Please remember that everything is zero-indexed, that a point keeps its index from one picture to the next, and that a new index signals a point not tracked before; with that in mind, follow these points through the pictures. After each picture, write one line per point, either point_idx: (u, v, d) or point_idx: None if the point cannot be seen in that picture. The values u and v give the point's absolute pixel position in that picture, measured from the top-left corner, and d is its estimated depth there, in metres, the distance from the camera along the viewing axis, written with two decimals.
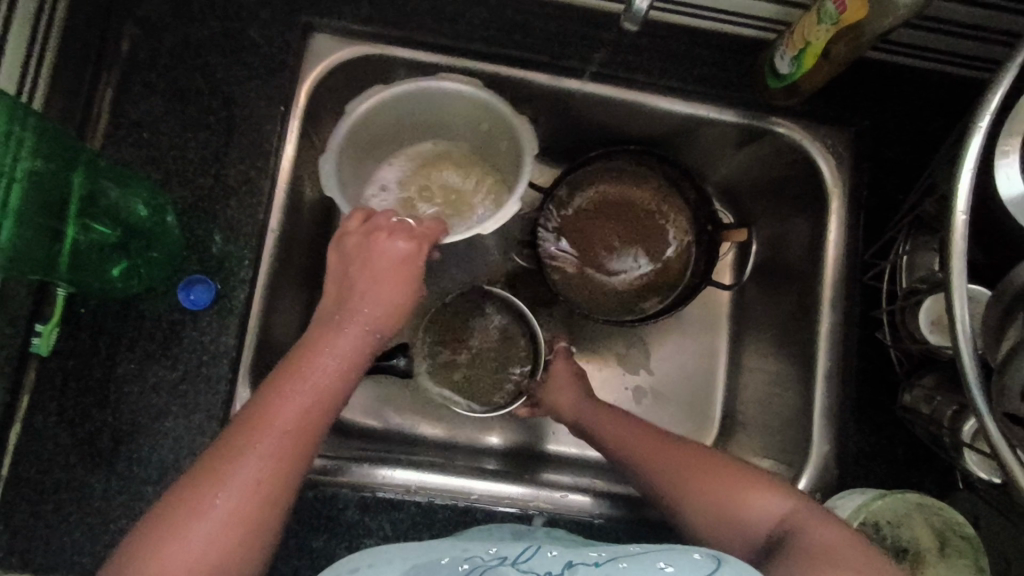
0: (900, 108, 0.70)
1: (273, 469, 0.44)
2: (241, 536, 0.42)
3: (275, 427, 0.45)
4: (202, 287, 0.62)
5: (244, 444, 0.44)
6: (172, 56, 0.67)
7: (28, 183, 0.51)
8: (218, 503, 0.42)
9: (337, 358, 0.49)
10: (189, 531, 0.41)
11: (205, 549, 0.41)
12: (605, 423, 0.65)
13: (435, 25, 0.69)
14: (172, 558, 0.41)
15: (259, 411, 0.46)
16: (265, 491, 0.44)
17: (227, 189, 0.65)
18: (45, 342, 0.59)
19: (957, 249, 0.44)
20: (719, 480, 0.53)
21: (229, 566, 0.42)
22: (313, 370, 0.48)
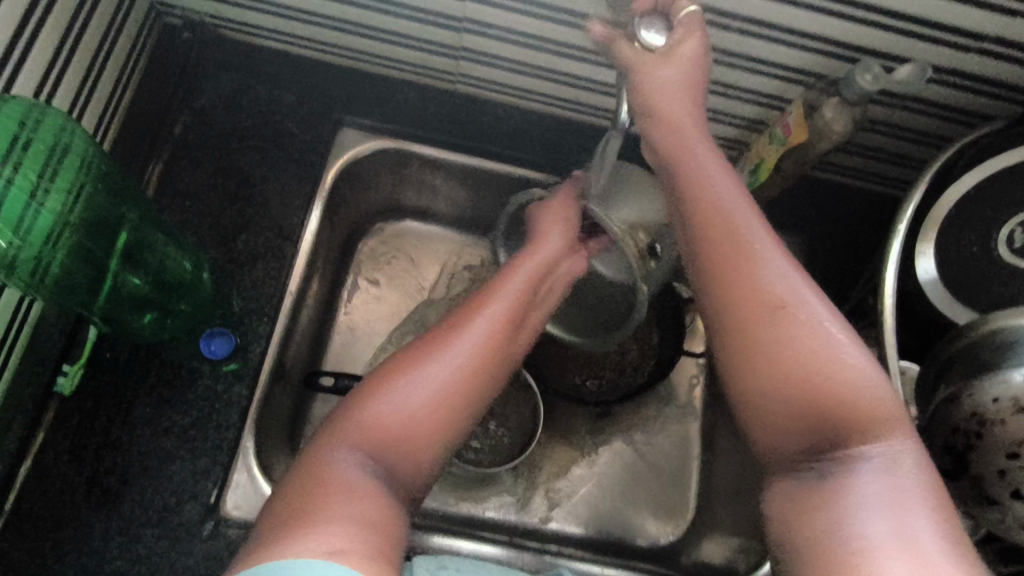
0: (839, 219, 0.82)
1: (473, 365, 0.47)
2: (439, 419, 0.45)
3: (476, 331, 0.49)
4: (222, 338, 0.68)
5: (462, 329, 0.49)
6: (219, 139, 0.77)
7: (83, 221, 0.56)
8: (453, 342, 0.48)
9: (523, 288, 0.54)
10: (433, 362, 0.46)
11: (444, 380, 0.46)
12: (691, 171, 0.48)
13: (448, 129, 0.81)
14: (384, 418, 0.44)
15: (467, 313, 0.50)
16: (465, 381, 0.47)
17: (255, 256, 0.73)
18: (69, 383, 0.64)
19: (886, 322, 0.54)
20: (765, 288, 0.42)
21: (425, 443, 0.45)
22: (506, 294, 0.53)
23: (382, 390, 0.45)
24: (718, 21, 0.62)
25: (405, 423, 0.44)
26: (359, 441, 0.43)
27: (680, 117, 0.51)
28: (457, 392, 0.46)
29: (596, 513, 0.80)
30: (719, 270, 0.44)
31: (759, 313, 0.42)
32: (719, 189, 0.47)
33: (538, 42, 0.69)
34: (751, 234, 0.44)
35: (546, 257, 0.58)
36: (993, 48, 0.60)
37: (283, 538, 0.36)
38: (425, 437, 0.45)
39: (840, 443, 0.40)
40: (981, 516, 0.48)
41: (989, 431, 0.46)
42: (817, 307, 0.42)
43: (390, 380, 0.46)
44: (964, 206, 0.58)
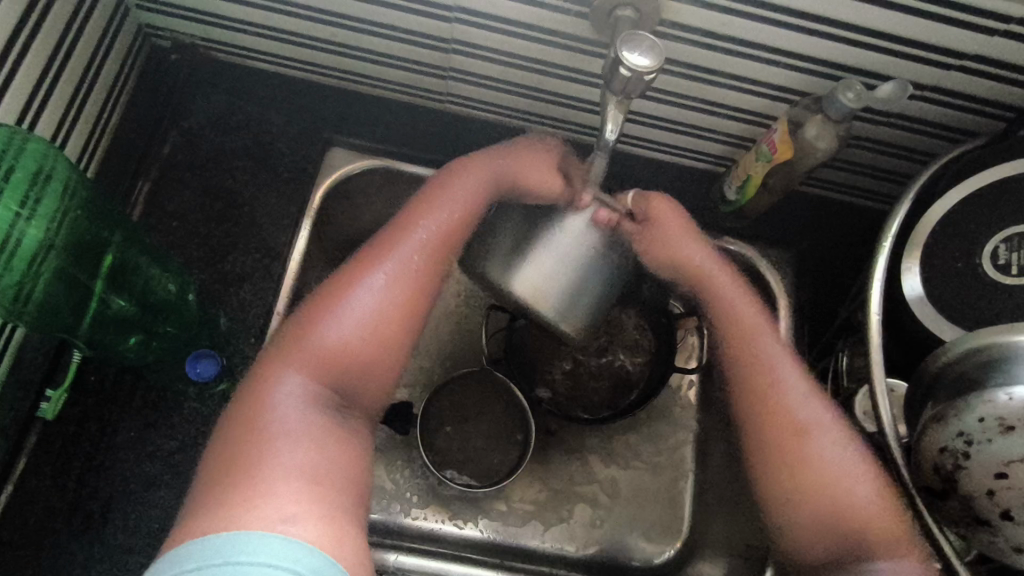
0: (826, 234, 0.83)
1: (410, 284, 0.54)
2: (385, 341, 0.52)
3: (411, 238, 0.54)
4: (207, 359, 0.66)
5: (383, 258, 0.54)
6: (206, 159, 0.77)
7: (66, 245, 0.55)
8: (380, 253, 0.54)
9: (458, 210, 0.55)
10: (362, 288, 0.53)
11: (379, 296, 0.53)
12: (727, 313, 0.59)
13: (436, 147, 0.82)
14: (327, 334, 0.51)
15: (393, 239, 0.54)
16: (397, 303, 0.53)
17: (243, 278, 0.73)
18: (52, 408, 0.63)
19: (872, 341, 0.54)
20: (798, 422, 0.56)
21: (377, 355, 0.52)
22: (447, 203, 0.55)
23: (313, 320, 0.52)
24: (702, 41, 0.63)
25: (345, 348, 0.52)
26: (302, 374, 0.50)
27: (711, 276, 0.60)
28: (389, 307, 0.53)
29: (588, 533, 0.80)
30: (765, 410, 0.56)
31: (791, 445, 0.55)
32: (747, 316, 0.59)
33: (525, 62, 0.70)
34: (782, 375, 0.57)
35: (468, 198, 0.55)
36: (975, 65, 0.60)
37: (242, 487, 0.42)
38: (365, 363, 0.52)
39: (857, 553, 0.53)
40: (972, 536, 0.47)
41: (976, 452, 0.45)
42: (836, 435, 0.56)
43: (310, 325, 0.52)
44: (949, 223, 0.58)
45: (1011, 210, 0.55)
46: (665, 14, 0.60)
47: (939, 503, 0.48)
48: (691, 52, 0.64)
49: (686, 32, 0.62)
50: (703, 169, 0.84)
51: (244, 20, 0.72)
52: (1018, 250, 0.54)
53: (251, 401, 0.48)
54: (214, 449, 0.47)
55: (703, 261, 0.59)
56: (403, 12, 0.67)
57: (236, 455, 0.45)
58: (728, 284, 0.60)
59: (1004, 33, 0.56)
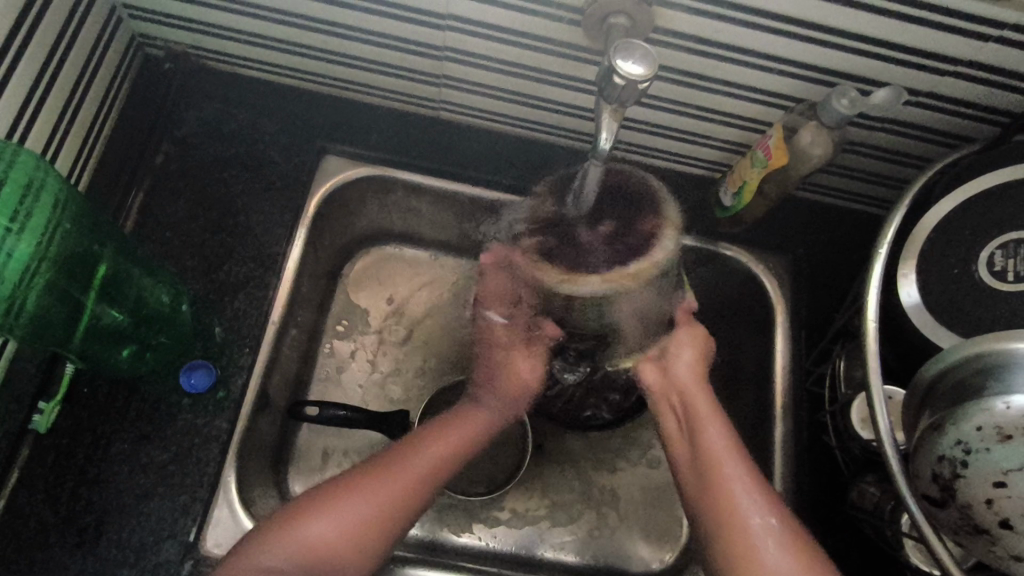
0: (825, 238, 0.82)
1: (415, 477, 0.62)
2: (351, 543, 0.58)
3: (410, 472, 0.62)
4: (202, 370, 0.67)
5: (399, 459, 0.63)
6: (200, 168, 0.76)
7: (59, 260, 0.56)
8: (409, 446, 0.64)
9: (495, 378, 0.75)
10: (395, 465, 0.62)
11: (371, 502, 0.59)
12: (694, 413, 0.66)
13: (429, 153, 0.80)
14: (312, 531, 0.58)
15: (415, 441, 0.65)
16: (388, 509, 0.60)
17: (236, 287, 0.72)
18: (44, 421, 0.63)
19: (869, 348, 0.53)
20: (737, 515, 0.58)
21: (346, 552, 0.58)
22: (449, 445, 0.66)
23: (303, 510, 0.59)
24: (696, 47, 0.63)
25: (309, 549, 0.57)
26: (279, 552, 0.57)
27: (691, 394, 0.67)
28: (367, 512, 0.59)
29: (586, 541, 0.79)
30: (709, 466, 0.61)
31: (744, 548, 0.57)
32: (704, 420, 0.65)
33: (518, 69, 0.70)
34: (723, 452, 0.62)
35: (524, 365, 0.74)
36: (968, 71, 0.61)
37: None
38: (342, 546, 0.58)
39: None
40: (971, 544, 0.47)
41: (974, 460, 0.45)
42: (777, 534, 0.57)
43: (311, 506, 0.59)
44: (945, 229, 0.58)
45: (1006, 217, 0.56)
46: (659, 22, 0.60)
47: (937, 511, 0.48)
48: (685, 59, 0.64)
49: (680, 39, 0.62)
50: (698, 175, 0.84)
51: (238, 28, 0.72)
52: (1014, 257, 0.54)
53: (245, 554, 0.56)
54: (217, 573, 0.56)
55: (682, 378, 0.68)
56: (396, 21, 0.66)
57: (230, 575, 0.56)
58: (672, 381, 0.69)
59: (997, 39, 0.57)
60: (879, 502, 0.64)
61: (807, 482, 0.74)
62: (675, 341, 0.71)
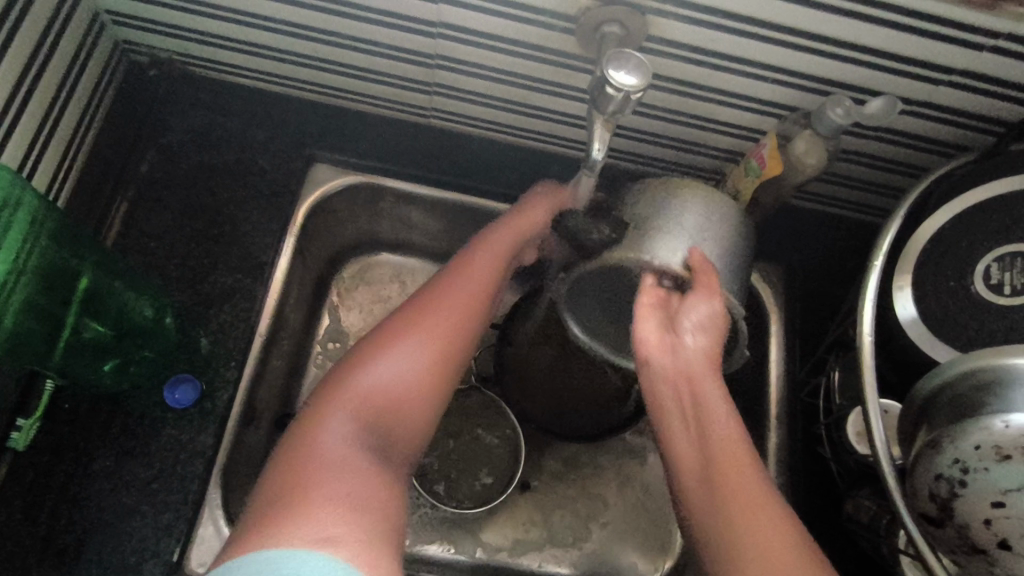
0: (817, 247, 0.82)
1: (445, 347, 0.52)
2: (420, 385, 0.51)
3: (453, 293, 0.55)
4: (187, 386, 0.65)
5: (417, 334, 0.52)
6: (186, 178, 0.75)
7: (36, 275, 0.53)
8: (415, 327, 0.52)
9: (489, 262, 0.57)
10: (391, 360, 0.51)
11: (414, 364, 0.51)
12: (704, 410, 0.50)
13: (420, 161, 0.80)
14: (375, 377, 0.50)
15: (420, 320, 0.53)
16: (435, 370, 0.51)
17: (223, 299, 0.71)
18: (24, 438, 0.61)
19: (866, 363, 0.52)
20: (758, 524, 0.45)
21: (414, 399, 0.51)
22: (486, 267, 0.57)
23: (343, 386, 0.50)
24: (688, 56, 0.62)
25: (342, 449, 0.46)
26: (294, 464, 0.45)
27: (702, 385, 0.50)
28: (419, 361, 0.51)
29: (579, 553, 0.78)
30: (717, 477, 0.48)
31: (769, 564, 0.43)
32: (716, 414, 0.50)
33: (509, 77, 0.69)
34: (739, 448, 0.49)
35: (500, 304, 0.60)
36: (963, 80, 0.60)
37: (284, 505, 0.41)
38: (406, 398, 0.50)
39: None
40: (969, 564, 0.46)
41: (973, 480, 0.44)
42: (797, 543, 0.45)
43: (342, 388, 0.49)
44: (940, 241, 0.57)
45: (1002, 230, 0.55)
46: (652, 31, 0.59)
47: (934, 531, 0.47)
48: (679, 68, 0.63)
49: (673, 48, 0.61)
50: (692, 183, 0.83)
51: (223, 35, 0.71)
52: (1010, 270, 0.53)
53: (293, 452, 0.45)
54: (239, 520, 0.42)
55: (694, 362, 0.51)
56: (384, 27, 0.65)
57: (273, 493, 0.43)
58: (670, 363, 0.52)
59: (992, 48, 0.56)
60: (874, 515, 0.64)
61: (802, 493, 0.73)
62: (683, 304, 0.51)
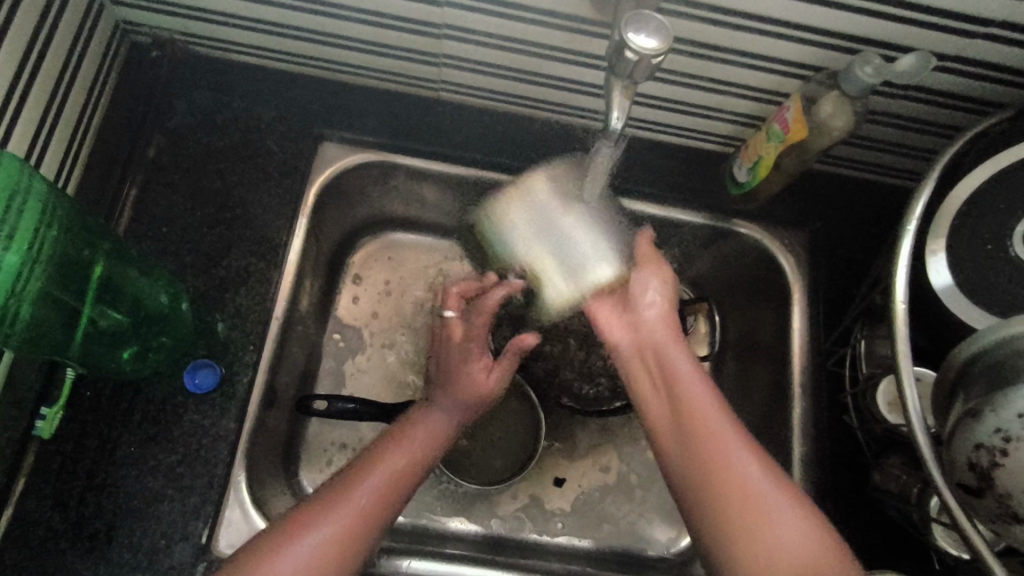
0: (841, 212, 0.80)
1: (385, 493, 0.54)
2: (326, 571, 0.49)
3: (387, 464, 0.56)
4: (208, 370, 0.65)
5: (353, 491, 0.53)
6: (194, 160, 0.74)
7: (52, 266, 0.53)
8: (348, 492, 0.53)
9: (463, 369, 0.65)
10: (318, 529, 0.50)
11: (340, 533, 0.51)
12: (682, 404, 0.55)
13: (432, 136, 0.77)
14: (283, 565, 0.49)
15: (360, 470, 0.55)
16: (357, 529, 0.52)
17: (237, 282, 0.70)
18: (48, 427, 0.61)
19: (898, 328, 0.51)
20: (707, 421, 0.53)
21: (328, 574, 0.49)
22: (433, 430, 0.61)
23: (270, 550, 0.49)
24: (709, 17, 0.59)
25: None
26: None
27: (662, 348, 0.59)
28: (345, 530, 0.51)
29: (603, 526, 0.78)
30: (673, 400, 0.56)
31: (710, 445, 0.52)
32: (696, 398, 0.55)
33: (523, 46, 0.66)
34: (719, 433, 0.53)
35: (479, 356, 0.66)
36: (1002, 33, 0.57)
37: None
38: (321, 568, 0.49)
39: None
40: (1009, 533, 0.44)
41: (1016, 449, 0.43)
42: (737, 442, 0.52)
43: (264, 556, 0.49)
44: (978, 202, 0.55)
45: None
46: None
47: (974, 500, 0.46)
48: (699, 29, 0.61)
49: (693, 8, 0.58)
50: (711, 150, 0.81)
51: (227, 12, 0.69)
52: None
53: None
54: None
55: (656, 333, 0.60)
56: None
57: None
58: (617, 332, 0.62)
59: None
60: (903, 485, 0.63)
61: (830, 463, 0.72)
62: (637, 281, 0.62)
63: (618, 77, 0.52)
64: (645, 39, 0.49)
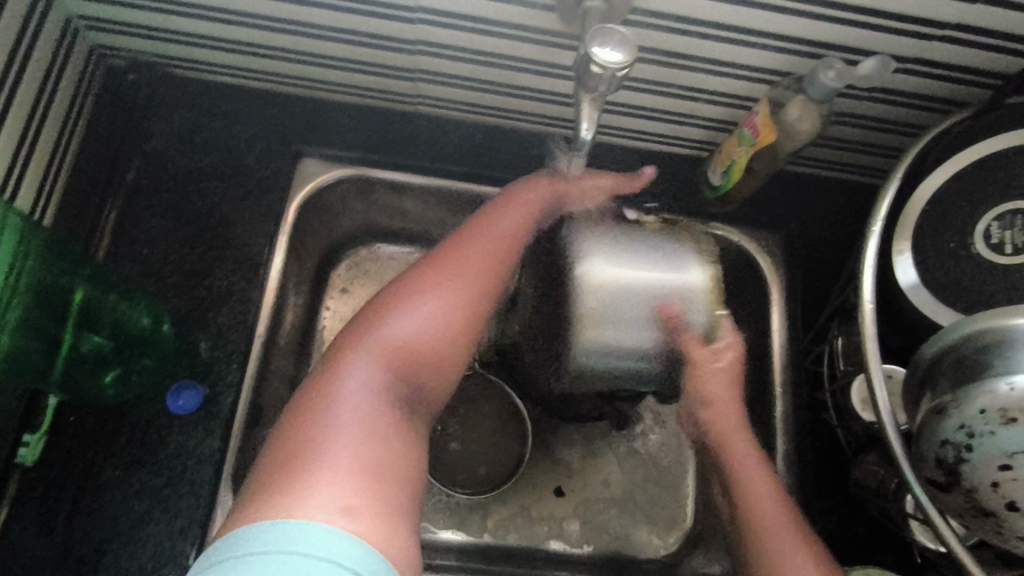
0: (812, 212, 0.81)
1: (480, 283, 0.53)
2: (422, 367, 0.50)
3: (465, 255, 0.54)
4: (191, 392, 0.66)
5: (438, 282, 0.52)
6: (173, 182, 0.74)
7: (30, 297, 0.51)
8: (448, 271, 0.52)
9: (492, 239, 0.55)
10: (416, 308, 0.50)
11: (444, 317, 0.51)
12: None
13: (410, 150, 0.78)
14: (386, 332, 0.49)
15: (444, 263, 0.53)
16: (466, 308, 0.52)
17: (220, 301, 0.71)
18: (31, 453, 0.62)
19: (866, 330, 0.52)
20: (756, 497, 0.60)
21: (443, 352, 0.51)
22: (492, 228, 0.56)
23: (335, 379, 0.46)
24: (675, 26, 0.60)
25: (363, 421, 0.43)
26: (286, 452, 0.41)
27: (728, 426, 0.63)
28: (448, 320, 0.51)
29: (593, 531, 0.78)
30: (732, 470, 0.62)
31: (756, 519, 0.59)
32: (748, 472, 0.61)
33: (496, 59, 0.67)
34: (762, 509, 0.59)
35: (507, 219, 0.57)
36: (958, 35, 0.58)
37: (284, 490, 0.37)
38: (439, 344, 0.51)
39: None
40: (977, 526, 0.46)
41: (980, 444, 0.44)
42: (779, 519, 0.59)
43: (361, 341, 0.49)
44: (940, 202, 0.56)
45: (1002, 187, 0.54)
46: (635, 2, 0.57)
47: (943, 496, 0.47)
48: (666, 39, 0.62)
49: (659, 19, 0.59)
50: (686, 156, 0.82)
51: (202, 34, 0.69)
52: (1011, 228, 0.53)
53: (294, 437, 0.42)
54: (232, 503, 0.39)
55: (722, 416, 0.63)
56: (364, 16, 0.64)
57: (282, 467, 0.40)
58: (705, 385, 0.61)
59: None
60: (880, 481, 0.64)
61: (812, 460, 0.73)
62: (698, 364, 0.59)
63: (583, 89, 0.53)
64: (609, 52, 0.49)
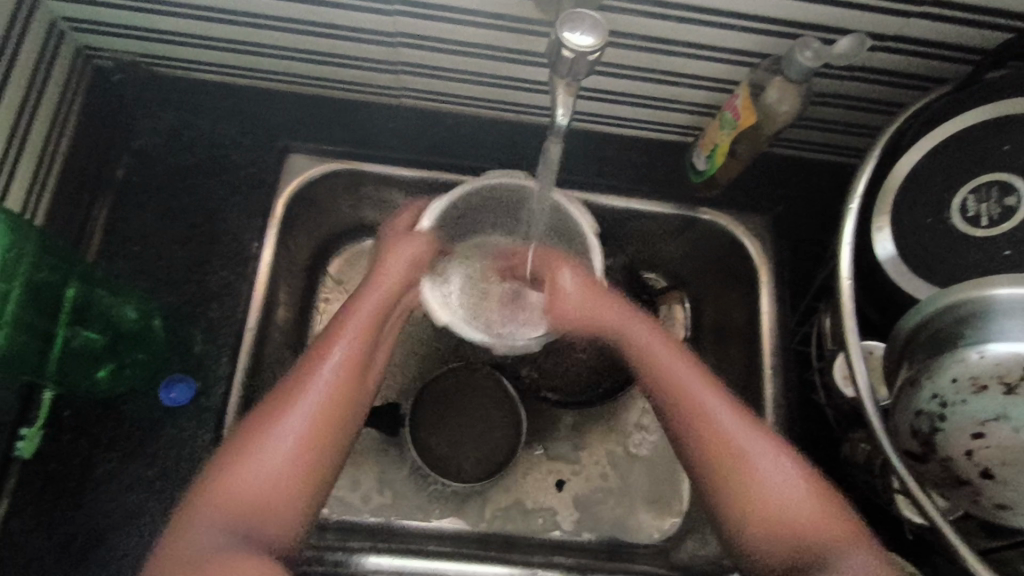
0: (796, 194, 0.82)
1: (343, 384, 0.50)
2: (295, 483, 0.46)
3: (328, 365, 0.50)
4: (184, 384, 0.67)
5: (299, 391, 0.49)
6: (162, 181, 0.76)
7: (25, 292, 0.52)
8: (297, 380, 0.49)
9: (376, 318, 0.54)
10: (277, 431, 0.47)
11: (306, 427, 0.47)
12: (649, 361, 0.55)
13: (396, 144, 0.79)
14: (252, 474, 0.45)
15: (304, 367, 0.50)
16: (329, 412, 0.48)
17: (211, 297, 0.72)
18: (29, 446, 0.63)
19: (844, 306, 0.52)
20: (690, 388, 0.53)
21: (305, 474, 0.46)
22: (369, 307, 0.54)
23: (198, 507, 0.44)
24: (652, 10, 0.60)
25: (220, 555, 0.42)
26: None
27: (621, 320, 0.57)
28: (311, 429, 0.47)
29: (586, 517, 0.79)
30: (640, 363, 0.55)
31: (696, 406, 0.51)
32: (660, 363, 0.54)
33: (476, 50, 0.68)
34: (702, 398, 0.52)
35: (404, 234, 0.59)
36: (934, 10, 0.58)
37: None
38: (300, 466, 0.46)
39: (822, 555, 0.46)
40: (953, 494, 0.47)
41: (952, 413, 0.45)
42: (708, 404, 0.52)
43: (224, 466, 0.46)
44: (918, 177, 0.56)
45: (974, 161, 0.53)
46: None
47: (920, 466, 0.48)
48: (643, 23, 0.62)
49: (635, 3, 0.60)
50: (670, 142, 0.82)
51: (186, 33, 0.70)
52: (986, 201, 0.52)
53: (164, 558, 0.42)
54: None
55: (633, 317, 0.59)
56: (344, 10, 0.64)
57: None
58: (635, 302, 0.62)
59: None
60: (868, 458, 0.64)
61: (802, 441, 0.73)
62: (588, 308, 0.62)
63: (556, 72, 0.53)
64: (582, 36, 0.50)
